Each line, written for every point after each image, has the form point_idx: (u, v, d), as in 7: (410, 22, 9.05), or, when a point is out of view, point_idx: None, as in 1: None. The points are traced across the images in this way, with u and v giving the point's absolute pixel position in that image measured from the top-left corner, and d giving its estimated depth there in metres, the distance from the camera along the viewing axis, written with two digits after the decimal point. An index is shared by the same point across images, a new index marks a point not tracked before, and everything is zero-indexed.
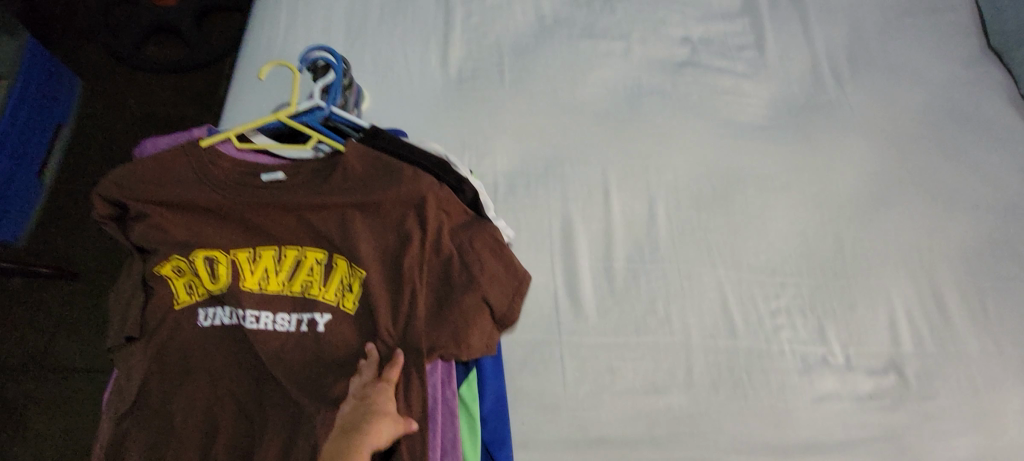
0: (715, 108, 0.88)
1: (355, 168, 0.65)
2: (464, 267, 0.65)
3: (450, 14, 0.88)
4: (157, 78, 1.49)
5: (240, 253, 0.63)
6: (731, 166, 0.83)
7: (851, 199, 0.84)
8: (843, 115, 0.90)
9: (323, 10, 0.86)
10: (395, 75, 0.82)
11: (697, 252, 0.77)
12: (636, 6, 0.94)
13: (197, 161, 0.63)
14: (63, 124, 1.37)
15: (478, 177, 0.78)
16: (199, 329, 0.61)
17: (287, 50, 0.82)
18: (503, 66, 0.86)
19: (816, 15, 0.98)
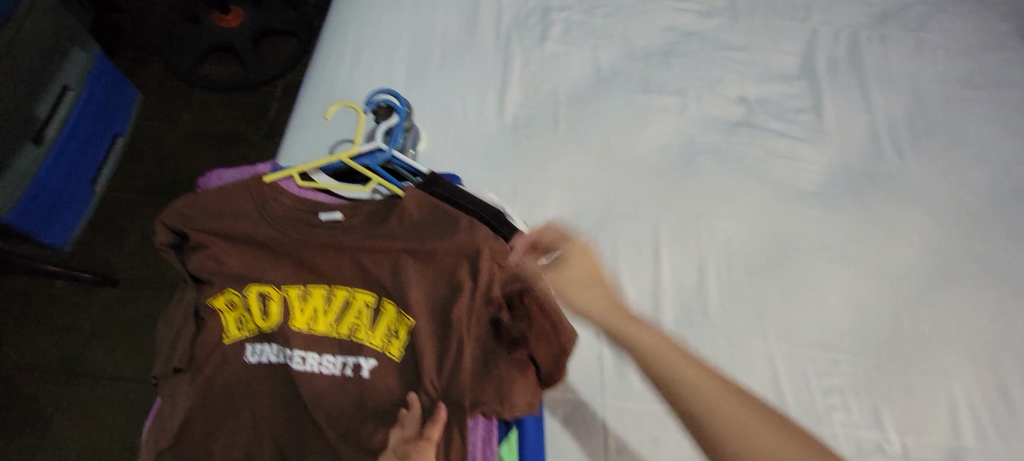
0: (770, 171, 0.86)
1: (413, 213, 0.65)
2: (513, 323, 0.63)
3: (509, 60, 0.90)
4: (212, 96, 1.54)
5: (292, 289, 0.63)
6: (784, 233, 0.81)
7: (910, 275, 0.81)
8: (904, 186, 0.87)
9: (387, 51, 0.88)
10: (453, 119, 0.83)
11: (747, 320, 0.75)
12: (693, 63, 0.94)
13: (259, 196, 0.64)
14: (120, 134, 1.42)
15: (528, 226, 0.77)
16: (245, 366, 0.61)
17: (350, 88, 0.84)
18: (558, 115, 0.86)
19: (876, 82, 0.97)
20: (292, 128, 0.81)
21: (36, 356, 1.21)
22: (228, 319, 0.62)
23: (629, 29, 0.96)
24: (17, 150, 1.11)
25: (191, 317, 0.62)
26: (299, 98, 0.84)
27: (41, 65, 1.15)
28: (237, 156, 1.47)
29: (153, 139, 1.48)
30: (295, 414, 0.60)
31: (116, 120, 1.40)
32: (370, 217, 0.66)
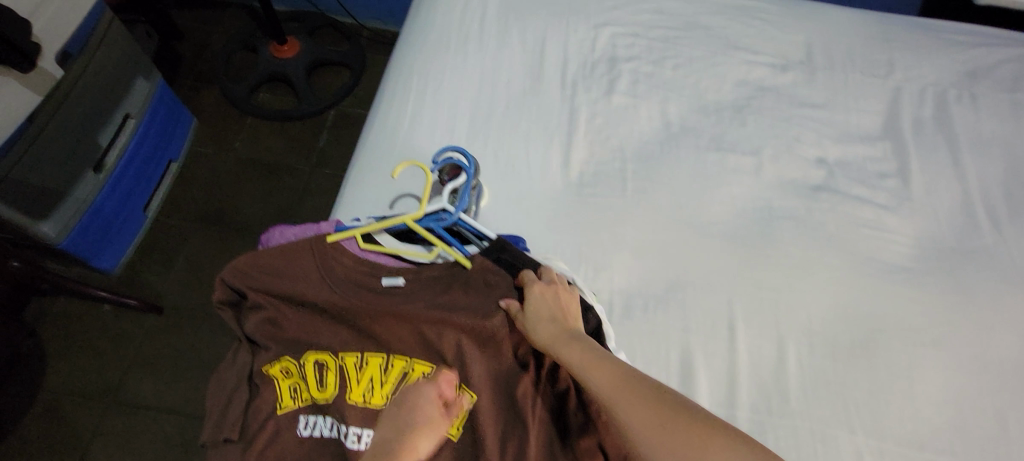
0: (854, 242, 0.80)
1: (479, 284, 0.63)
2: (580, 406, 0.60)
3: (575, 113, 0.87)
4: (264, 124, 1.55)
5: (349, 357, 0.59)
6: (872, 312, 0.75)
7: (1019, 367, 0.72)
8: (1006, 264, 0.79)
9: (451, 100, 0.86)
10: (516, 174, 0.80)
11: (834, 411, 0.68)
12: (768, 121, 0.89)
13: (323, 257, 0.61)
14: (174, 160, 1.44)
15: (594, 294, 0.73)
16: (297, 440, 0.56)
17: (412, 138, 0.82)
18: (626, 173, 0.82)
19: (968, 146, 0.90)
20: (353, 178, 0.79)
21: (78, 380, 1.20)
22: (282, 387, 0.58)
23: (699, 83, 0.92)
24: (79, 178, 1.13)
25: (244, 382, 0.59)
26: (360, 147, 0.83)
27: (108, 95, 1.17)
28: (284, 185, 1.47)
29: (205, 165, 1.49)
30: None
31: (172, 146, 1.42)
32: (435, 283, 0.63)
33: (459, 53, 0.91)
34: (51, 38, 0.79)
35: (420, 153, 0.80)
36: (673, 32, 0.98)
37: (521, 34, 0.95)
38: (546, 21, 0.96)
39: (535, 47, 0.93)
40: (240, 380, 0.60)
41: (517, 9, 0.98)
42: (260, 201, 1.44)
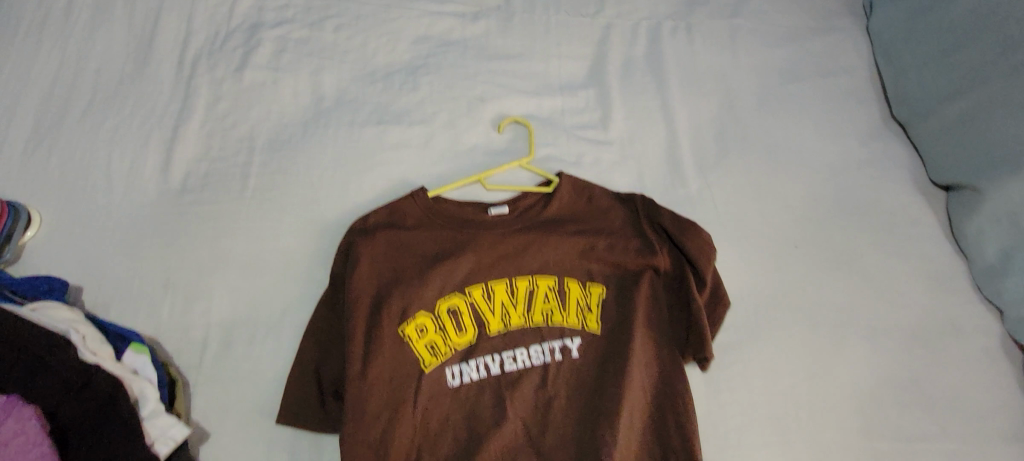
0: (915, 264, 0.97)
1: (606, 210, 0.89)
2: (680, 286, 0.85)
3: (498, 157, 0.98)
4: (26, 64, 0.92)
5: (497, 286, 0.83)
6: (837, 335, 0.90)
7: (871, 394, 0.86)
8: (980, 349, 0.91)
9: (385, 164, 0.94)
10: (283, 315, 0.80)
11: (757, 373, 0.85)
12: (737, 157, 1.04)
13: (424, 200, 0.86)
14: (92, 232, 0.81)
15: (309, 299, 0.82)
16: (451, 387, 0.79)
17: (354, 210, 0.89)
18: (577, 165, 1.00)
19: (1005, 290, 0.92)
20: None
21: None
22: (420, 343, 0.79)
23: (987, 177, 0.96)
24: None
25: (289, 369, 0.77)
26: (107, 162, 0.86)
27: None
28: (236, 169, 0.88)
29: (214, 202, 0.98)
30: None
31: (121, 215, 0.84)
32: (509, 178, 0.96)
33: (388, 158, 0.94)
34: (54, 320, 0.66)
35: (143, 200, 0.84)
36: (952, 103, 1.03)
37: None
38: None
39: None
40: (384, 273, 0.81)
41: (706, 100, 1.10)
42: (214, 189, 0.86)
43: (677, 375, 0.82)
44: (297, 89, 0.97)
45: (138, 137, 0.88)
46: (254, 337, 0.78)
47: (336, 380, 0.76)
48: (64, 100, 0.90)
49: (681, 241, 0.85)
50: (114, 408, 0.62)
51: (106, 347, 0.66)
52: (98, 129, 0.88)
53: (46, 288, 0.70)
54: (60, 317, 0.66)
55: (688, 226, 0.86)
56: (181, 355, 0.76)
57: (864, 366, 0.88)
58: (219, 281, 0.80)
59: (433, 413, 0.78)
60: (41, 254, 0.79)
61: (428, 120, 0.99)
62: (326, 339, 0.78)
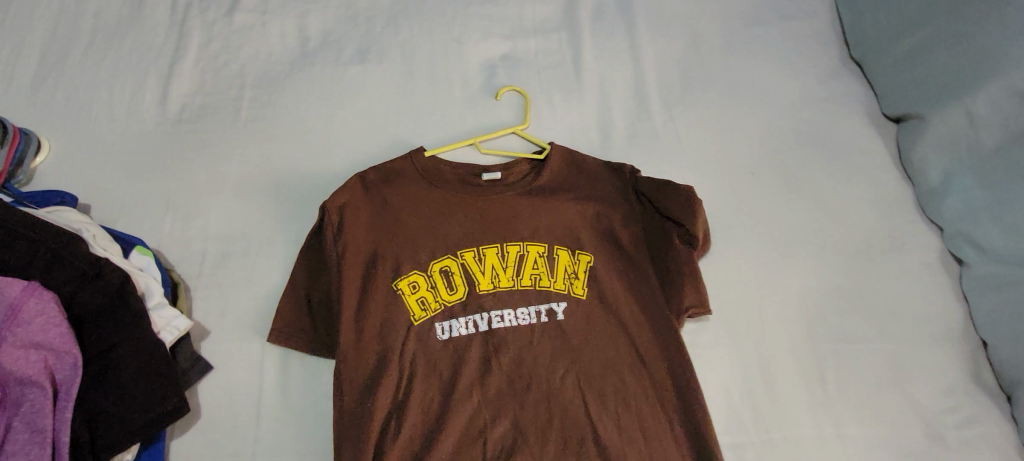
0: (864, 188, 1.05)
1: (597, 176, 0.90)
2: (668, 249, 0.84)
3: (475, 92, 1.04)
4: (28, 8, 0.98)
5: (488, 248, 0.85)
6: (786, 250, 0.98)
7: (820, 305, 0.94)
8: (921, 263, 0.99)
9: (367, 99, 1.00)
10: (274, 231, 0.87)
11: (723, 300, 0.92)
12: (701, 94, 1.10)
13: (420, 162, 0.88)
14: (96, 158, 0.88)
15: (298, 217, 0.88)
16: (440, 341, 0.80)
17: (339, 138, 0.96)
18: (549, 100, 1.06)
19: (946, 211, 1.00)
20: None
21: None
22: (411, 299, 0.81)
23: (933, 105, 1.03)
24: None
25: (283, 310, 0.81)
26: (108, 97, 0.93)
27: None
28: (229, 104, 0.95)
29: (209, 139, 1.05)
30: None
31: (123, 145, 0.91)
32: (501, 143, 1.01)
33: (370, 93, 1.01)
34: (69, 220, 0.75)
35: (143, 131, 0.91)
36: (903, 39, 1.09)
37: (549, 115, 1.05)
38: (374, 137, 0.97)
39: (413, 138, 0.98)
40: (376, 232, 0.84)
41: (673, 43, 1.16)
42: (208, 122, 0.93)
43: (664, 337, 0.81)
44: (284, 31, 1.03)
45: (137, 74, 0.95)
46: (248, 250, 0.85)
47: (327, 330, 0.80)
48: (66, 41, 0.96)
49: (669, 203, 0.85)
50: (119, 294, 0.70)
51: (114, 247, 0.75)
52: (99, 67, 0.95)
53: (56, 201, 0.78)
54: (73, 220, 0.75)
55: (676, 189, 0.85)
56: (182, 265, 0.83)
57: (820, 292, 0.95)
58: (215, 202, 0.88)
59: (416, 372, 0.78)
60: (50, 177, 0.86)
61: (408, 60, 1.05)
62: (320, 295, 0.81)
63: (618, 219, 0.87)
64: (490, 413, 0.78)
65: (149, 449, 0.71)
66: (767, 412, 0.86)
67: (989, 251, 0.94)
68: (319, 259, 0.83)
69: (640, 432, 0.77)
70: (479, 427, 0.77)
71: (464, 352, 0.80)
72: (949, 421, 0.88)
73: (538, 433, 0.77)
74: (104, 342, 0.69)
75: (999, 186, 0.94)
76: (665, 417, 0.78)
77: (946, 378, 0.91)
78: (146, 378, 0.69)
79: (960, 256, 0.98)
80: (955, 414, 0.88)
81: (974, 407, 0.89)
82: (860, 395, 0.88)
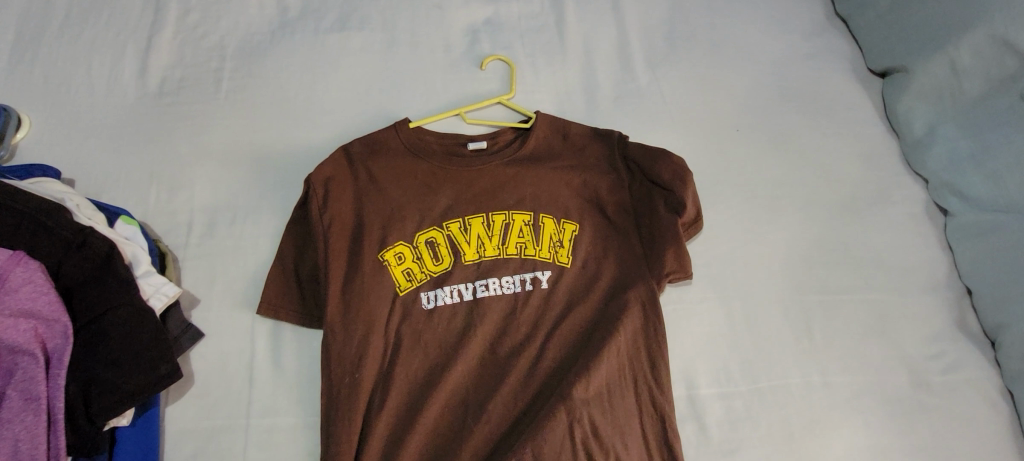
0: (849, 141, 1.05)
1: (582, 145, 0.90)
2: (654, 213, 0.85)
3: (458, 56, 1.04)
4: None
5: (474, 219, 0.85)
6: (773, 203, 0.98)
7: (809, 267, 0.94)
8: (906, 212, 1.00)
9: (349, 66, 0.99)
10: (260, 200, 0.87)
11: (715, 265, 0.93)
12: (687, 54, 1.10)
13: (405, 133, 0.88)
14: (78, 132, 0.88)
15: (283, 185, 0.89)
16: (425, 311, 0.80)
17: (322, 106, 0.95)
18: (533, 63, 1.06)
19: (930, 161, 1.01)
20: None
21: None
22: (397, 270, 0.82)
23: (917, 57, 1.03)
24: None
25: (270, 282, 0.81)
26: (87, 72, 0.92)
27: None
28: (210, 76, 0.94)
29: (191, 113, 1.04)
30: (447, 449, 0.76)
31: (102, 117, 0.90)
32: (485, 113, 0.99)
33: (352, 60, 1.00)
34: (52, 192, 0.75)
35: (124, 105, 0.90)
36: None
37: (533, 79, 1.04)
38: (357, 105, 0.96)
39: (397, 104, 0.98)
40: (362, 204, 0.83)
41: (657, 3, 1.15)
42: (189, 94, 0.92)
43: (649, 304, 0.82)
44: (263, 1, 1.02)
45: (115, 48, 0.94)
46: (234, 220, 0.86)
47: (315, 304, 0.80)
48: (42, 16, 0.95)
49: (654, 169, 0.86)
50: (104, 261, 0.70)
51: (99, 217, 0.75)
52: (76, 42, 0.94)
53: (38, 173, 0.78)
54: (57, 191, 0.75)
55: (662, 155, 0.86)
56: (169, 236, 0.84)
57: (809, 255, 0.95)
58: (200, 173, 0.88)
59: (404, 341, 0.79)
60: (33, 151, 0.86)
61: (390, 26, 1.04)
62: (305, 269, 0.81)
63: (604, 186, 0.88)
64: (479, 379, 0.79)
65: (143, 414, 0.72)
66: (755, 373, 0.86)
67: (973, 199, 0.95)
68: (304, 232, 0.83)
69: (622, 396, 0.78)
70: (466, 393, 0.78)
71: (450, 316, 0.81)
72: (934, 368, 0.89)
73: (523, 397, 0.78)
74: (92, 309, 0.69)
75: (982, 135, 0.95)
76: (646, 382, 0.79)
77: (931, 325, 0.92)
78: (137, 342, 0.69)
79: (945, 206, 0.99)
80: (940, 363, 0.89)
81: (958, 352, 0.90)
82: (846, 351, 0.89)
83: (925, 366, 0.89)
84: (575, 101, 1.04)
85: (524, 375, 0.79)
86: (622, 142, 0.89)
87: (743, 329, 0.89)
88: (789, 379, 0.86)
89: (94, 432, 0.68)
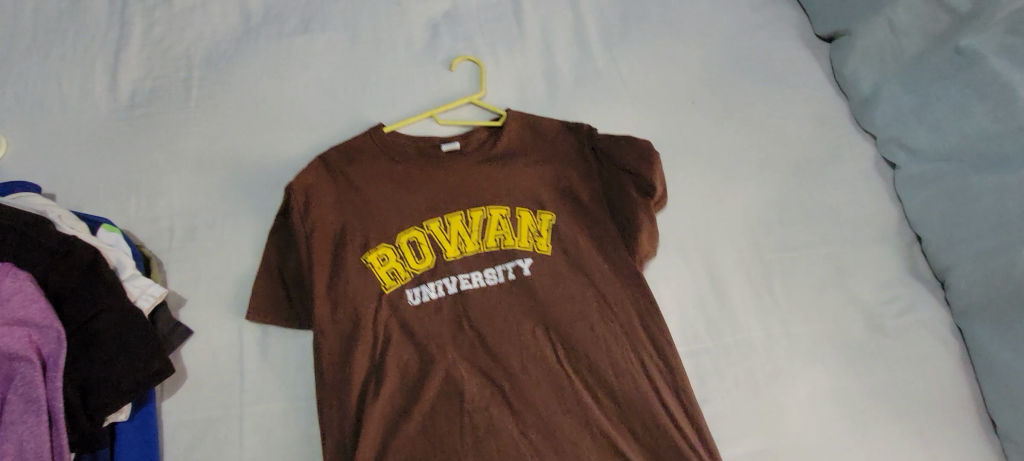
0: (801, 105, 1.10)
1: (553, 139, 0.94)
2: (624, 199, 0.89)
3: (420, 50, 1.07)
4: None
5: (453, 216, 0.88)
6: (730, 166, 1.03)
7: (773, 234, 0.99)
8: (857, 168, 1.05)
9: (315, 67, 1.03)
10: (238, 201, 0.91)
11: (685, 242, 0.97)
12: (642, 32, 1.14)
13: (381, 139, 0.90)
14: (54, 148, 0.91)
15: (260, 185, 0.92)
16: (413, 306, 0.83)
17: (291, 107, 0.99)
18: (494, 52, 1.09)
19: (877, 118, 1.06)
20: None
21: None
22: (382, 270, 0.84)
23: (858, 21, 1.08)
24: None
25: (259, 290, 0.84)
26: (58, 90, 0.95)
27: None
28: (180, 85, 0.97)
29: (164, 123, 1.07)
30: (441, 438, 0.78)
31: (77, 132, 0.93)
32: (457, 112, 1.02)
33: (318, 61, 1.03)
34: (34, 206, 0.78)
35: (98, 120, 0.93)
36: None
37: (494, 66, 1.08)
38: (326, 104, 1.00)
39: (364, 100, 1.01)
40: (343, 209, 0.86)
41: None
42: (160, 105, 0.95)
43: (623, 284, 0.86)
44: (225, 9, 1.05)
45: (83, 65, 0.97)
46: (213, 222, 0.89)
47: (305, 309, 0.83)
48: (9, 39, 0.97)
49: (621, 158, 0.90)
50: (90, 267, 0.74)
51: (81, 226, 0.78)
52: (45, 61, 0.96)
53: (19, 189, 0.81)
54: (39, 204, 0.78)
55: (628, 143, 0.91)
56: (152, 242, 0.87)
57: (768, 214, 1.00)
58: (177, 180, 0.91)
59: (393, 336, 0.82)
60: (11, 170, 0.89)
61: (352, 26, 1.07)
62: (292, 275, 0.85)
63: (575, 176, 0.92)
64: (467, 368, 0.81)
65: (141, 410, 0.76)
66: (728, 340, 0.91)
67: (917, 150, 1.00)
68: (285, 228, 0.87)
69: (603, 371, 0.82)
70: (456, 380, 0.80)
71: (436, 308, 0.84)
72: (889, 311, 0.94)
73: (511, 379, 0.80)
74: (82, 313, 0.73)
75: (924, 90, 1.00)
76: (626, 355, 0.83)
77: (886, 272, 0.97)
78: (129, 341, 0.73)
79: (893, 161, 1.04)
80: (895, 306, 0.95)
81: (911, 295, 0.96)
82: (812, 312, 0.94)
83: (881, 310, 0.95)
84: (536, 84, 1.08)
85: (511, 360, 0.81)
86: (590, 133, 0.93)
87: (715, 302, 0.93)
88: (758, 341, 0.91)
89: (94, 429, 0.72)
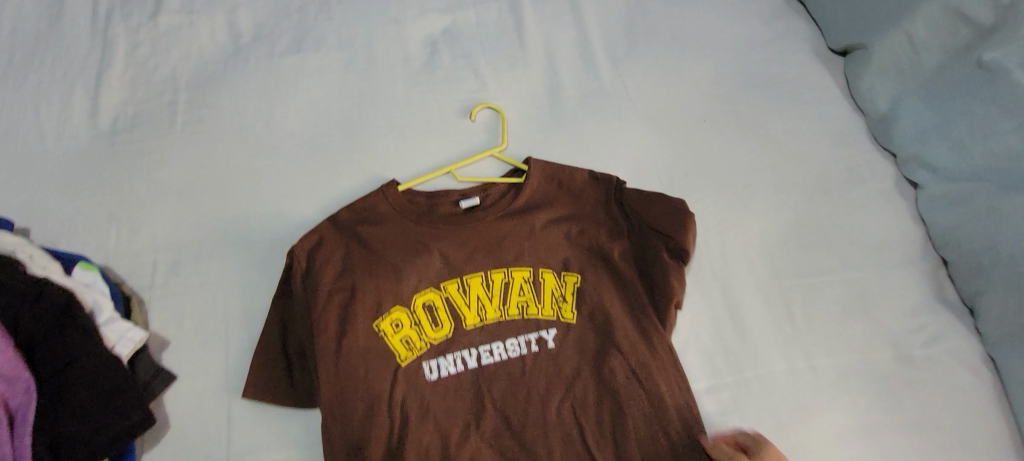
0: (816, 123, 1.05)
1: (579, 193, 0.86)
2: (658, 259, 0.81)
3: (419, 69, 1.02)
4: None
5: (473, 278, 0.81)
6: (745, 187, 0.99)
7: (804, 273, 0.93)
8: (877, 188, 1.00)
9: (309, 88, 0.98)
10: (226, 233, 0.85)
11: (712, 287, 0.91)
12: (648, 48, 1.10)
13: (394, 194, 0.82)
14: (30, 177, 0.85)
15: (250, 215, 0.87)
16: (429, 382, 0.76)
17: (284, 131, 0.94)
18: (496, 70, 1.05)
19: (896, 136, 1.01)
20: None
21: None
22: (394, 338, 0.77)
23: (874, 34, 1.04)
24: None
25: (258, 361, 0.77)
26: (35, 115, 0.89)
27: None
28: (164, 109, 0.92)
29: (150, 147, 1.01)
30: None
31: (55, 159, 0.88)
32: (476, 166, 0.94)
33: (311, 83, 0.98)
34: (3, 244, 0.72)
35: (77, 147, 0.88)
36: None
37: (496, 86, 1.03)
38: (320, 128, 0.95)
39: (360, 123, 0.96)
40: (351, 271, 0.78)
41: None
42: (144, 130, 0.90)
43: (657, 348, 0.78)
44: (213, 29, 1.00)
45: (62, 89, 0.92)
46: (199, 256, 0.84)
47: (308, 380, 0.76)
48: None
49: (651, 214, 0.83)
50: (63, 313, 0.68)
51: (54, 266, 0.73)
52: (22, 86, 0.91)
53: None
54: (9, 242, 0.73)
55: (659, 200, 0.84)
56: (133, 278, 0.81)
57: (790, 243, 0.95)
58: (161, 211, 0.85)
59: (402, 409, 0.74)
60: None
61: (346, 44, 1.02)
62: (294, 341, 0.78)
63: (604, 235, 0.84)
64: (482, 443, 0.74)
65: None
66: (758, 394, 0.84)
67: (940, 169, 0.96)
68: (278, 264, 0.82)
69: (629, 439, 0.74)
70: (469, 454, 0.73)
71: (452, 377, 0.76)
72: (917, 340, 0.89)
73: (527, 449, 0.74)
74: (53, 364, 0.67)
75: (946, 107, 0.96)
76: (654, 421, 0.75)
77: (911, 298, 0.92)
78: (104, 394, 0.67)
79: (915, 180, 0.99)
80: (924, 337, 0.90)
81: (939, 323, 0.91)
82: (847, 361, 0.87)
83: (909, 340, 0.89)
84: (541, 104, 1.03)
85: (528, 431, 0.74)
86: (619, 187, 0.86)
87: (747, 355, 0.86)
88: (789, 392, 0.85)
89: None
